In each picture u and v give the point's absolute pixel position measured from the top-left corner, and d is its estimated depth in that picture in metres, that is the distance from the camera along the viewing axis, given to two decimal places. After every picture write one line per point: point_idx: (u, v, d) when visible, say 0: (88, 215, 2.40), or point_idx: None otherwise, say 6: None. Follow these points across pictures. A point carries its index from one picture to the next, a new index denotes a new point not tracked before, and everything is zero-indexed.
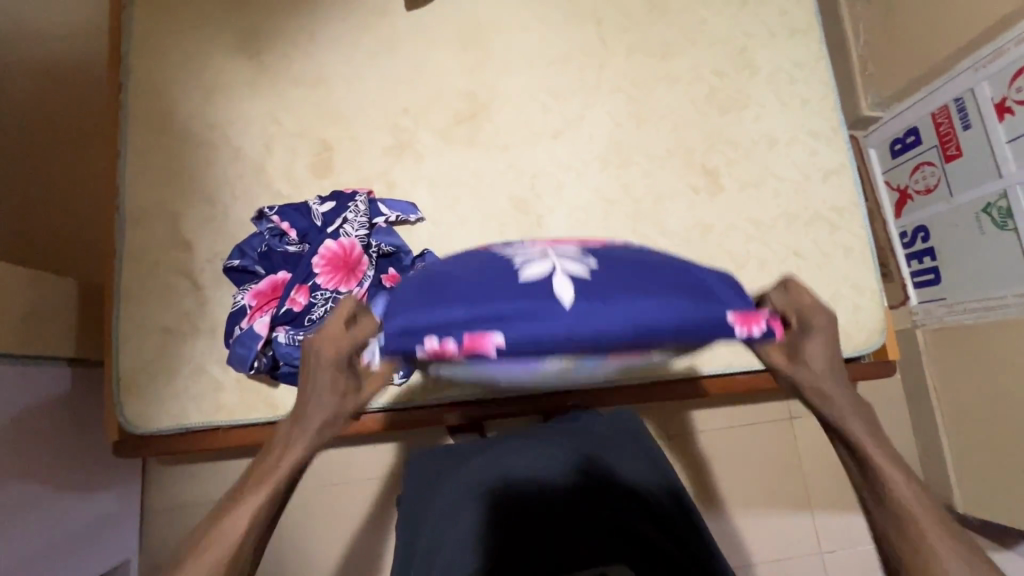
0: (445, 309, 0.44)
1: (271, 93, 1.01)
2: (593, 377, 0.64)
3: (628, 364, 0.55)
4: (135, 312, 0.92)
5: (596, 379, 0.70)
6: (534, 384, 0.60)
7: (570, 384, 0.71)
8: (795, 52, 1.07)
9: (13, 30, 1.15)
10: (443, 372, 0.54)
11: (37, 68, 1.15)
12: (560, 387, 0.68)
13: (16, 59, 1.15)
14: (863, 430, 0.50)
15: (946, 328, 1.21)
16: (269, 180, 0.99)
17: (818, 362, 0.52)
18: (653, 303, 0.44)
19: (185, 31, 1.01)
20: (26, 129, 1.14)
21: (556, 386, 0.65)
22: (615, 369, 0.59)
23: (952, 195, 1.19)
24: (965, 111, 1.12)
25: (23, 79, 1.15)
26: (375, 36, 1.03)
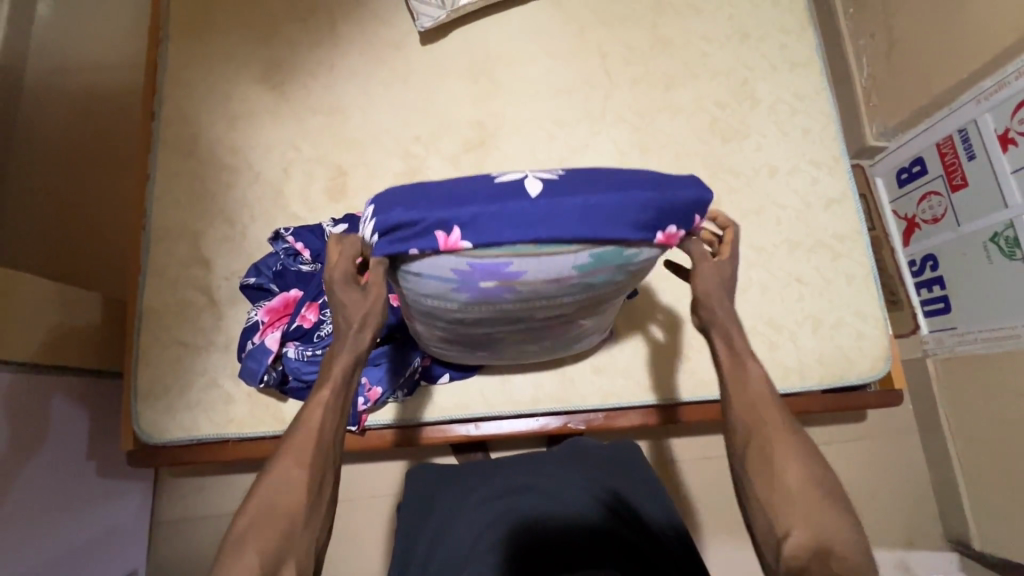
0: (414, 208, 0.45)
1: (292, 121, 1.07)
2: (579, 317, 0.63)
3: (604, 291, 0.55)
4: (155, 327, 0.97)
5: (584, 324, 0.68)
6: (512, 323, 0.60)
7: (558, 335, 0.69)
8: (796, 84, 1.09)
9: (62, 64, 1.25)
10: (421, 298, 0.55)
11: (81, 96, 1.24)
12: (544, 332, 0.66)
13: (60, 90, 1.24)
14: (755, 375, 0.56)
15: (958, 358, 1.19)
16: (287, 202, 1.04)
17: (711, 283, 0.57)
18: (615, 198, 0.44)
19: (214, 64, 1.08)
20: (65, 150, 1.21)
21: (537, 331, 0.64)
22: (597, 302, 0.59)
23: (959, 225, 1.18)
24: (970, 142, 1.13)
25: (65, 106, 1.23)
26: (391, 68, 1.09)
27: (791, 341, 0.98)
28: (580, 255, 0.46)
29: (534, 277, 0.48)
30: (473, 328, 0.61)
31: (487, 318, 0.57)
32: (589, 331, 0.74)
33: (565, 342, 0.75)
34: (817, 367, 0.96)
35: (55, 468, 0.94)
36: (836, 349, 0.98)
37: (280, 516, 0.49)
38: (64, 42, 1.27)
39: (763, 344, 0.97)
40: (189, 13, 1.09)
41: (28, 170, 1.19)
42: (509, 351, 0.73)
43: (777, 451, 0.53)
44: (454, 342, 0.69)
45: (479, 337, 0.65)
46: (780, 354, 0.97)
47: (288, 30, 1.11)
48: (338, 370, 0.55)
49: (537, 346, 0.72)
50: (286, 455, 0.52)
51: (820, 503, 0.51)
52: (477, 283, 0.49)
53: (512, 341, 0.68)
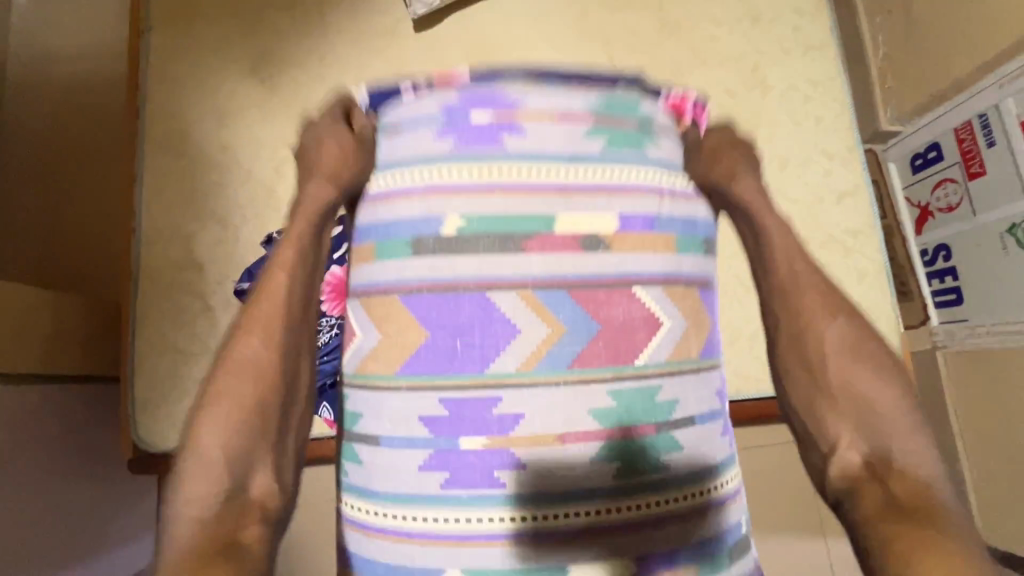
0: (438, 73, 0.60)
1: (282, 117, 1.03)
2: (626, 267, 0.52)
3: (638, 177, 0.54)
4: (151, 333, 0.95)
5: (647, 305, 0.52)
6: (518, 237, 0.51)
7: (609, 329, 0.51)
8: (810, 70, 1.04)
9: (43, 55, 1.20)
10: (405, 181, 0.53)
11: (64, 90, 1.20)
12: (569, 303, 0.51)
13: (41, 84, 1.19)
14: (804, 273, 0.54)
15: (969, 352, 1.17)
16: (280, 203, 1.01)
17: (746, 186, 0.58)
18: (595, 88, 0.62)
19: (200, 56, 1.03)
20: (52, 147, 1.18)
21: (557, 285, 0.51)
22: (649, 237, 0.53)
23: (976, 214, 1.14)
24: (989, 128, 1.09)
25: (50, 101, 1.19)
26: (385, 59, 1.04)
27: None
28: (586, 100, 0.55)
29: (537, 110, 0.54)
30: (457, 246, 0.51)
31: (482, 206, 0.51)
32: (672, 373, 0.53)
33: (641, 399, 0.51)
34: None
35: (57, 477, 0.94)
36: None
37: (244, 409, 0.48)
38: (42, 32, 1.21)
39: None
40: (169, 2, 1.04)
41: (13, 171, 1.16)
42: (515, 391, 0.50)
43: (809, 337, 0.52)
44: (425, 344, 0.50)
45: (465, 295, 0.51)
46: None
47: (275, 18, 1.05)
48: (298, 255, 0.54)
49: (566, 373, 0.50)
50: (251, 326, 0.51)
51: (875, 411, 0.49)
52: (478, 133, 0.53)
53: (523, 330, 0.50)
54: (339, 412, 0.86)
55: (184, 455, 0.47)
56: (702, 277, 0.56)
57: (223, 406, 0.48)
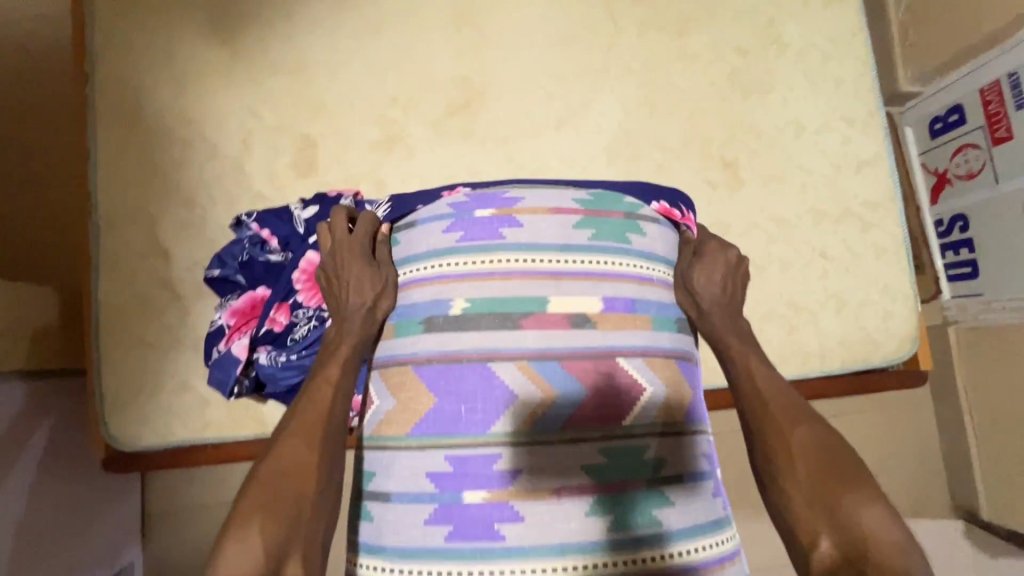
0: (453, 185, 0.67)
1: (249, 85, 0.93)
2: (613, 342, 0.55)
3: (622, 267, 0.57)
4: (115, 325, 0.87)
5: (631, 374, 0.55)
6: (515, 315, 0.54)
7: (598, 397, 0.53)
8: (831, 25, 0.95)
9: None
10: (415, 272, 0.57)
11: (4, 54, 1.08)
12: (562, 372, 0.54)
13: None
14: (752, 361, 0.58)
15: (982, 327, 1.12)
16: (250, 182, 0.92)
17: (714, 276, 0.62)
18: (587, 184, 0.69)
19: (152, 16, 0.92)
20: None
21: (549, 355, 0.54)
22: (630, 318, 0.56)
23: (998, 182, 1.07)
24: (1020, 89, 1.00)
25: None
26: (360, 16, 0.93)
27: (812, 323, 0.90)
28: (581, 194, 0.60)
29: (534, 206, 0.58)
30: (462, 325, 0.54)
31: (485, 288, 0.55)
32: (660, 431, 0.55)
33: (629, 459, 0.53)
34: (838, 352, 0.89)
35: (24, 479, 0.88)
36: (860, 330, 0.90)
37: (288, 499, 0.48)
38: None
39: (782, 328, 0.89)
40: None
41: None
42: (517, 447, 0.52)
43: (778, 436, 0.53)
44: (431, 410, 0.53)
45: (468, 363, 0.53)
46: (800, 338, 0.89)
47: None
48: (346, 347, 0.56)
49: (561, 434, 0.53)
50: (296, 431, 0.51)
51: (836, 488, 0.49)
52: (483, 230, 0.57)
53: (520, 396, 0.53)
54: None
55: (219, 545, 0.44)
56: (680, 350, 0.59)
57: (268, 494, 0.47)
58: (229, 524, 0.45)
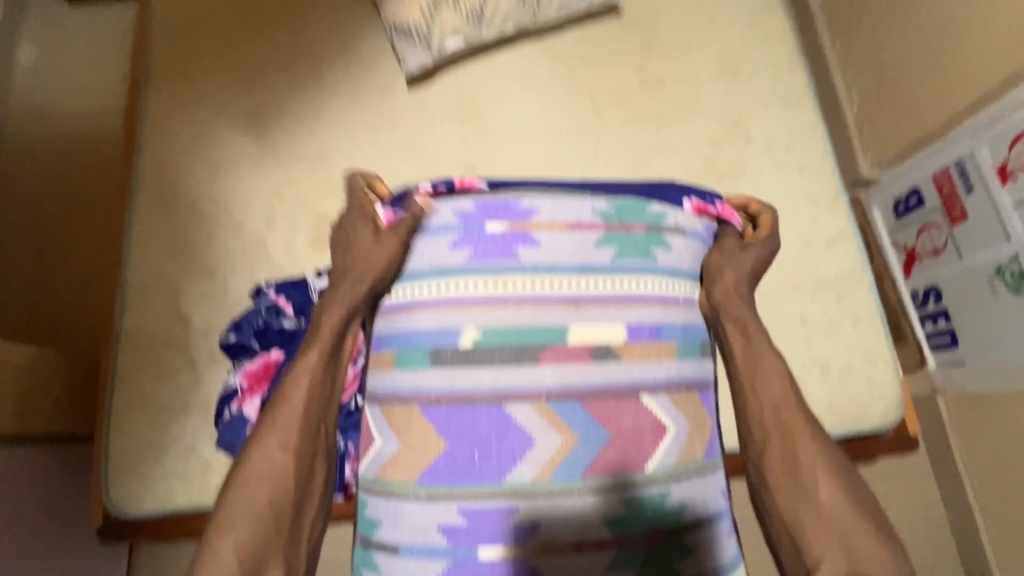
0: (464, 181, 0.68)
1: (276, 171, 1.04)
2: (634, 375, 0.59)
3: (643, 289, 0.61)
4: (128, 389, 0.91)
5: (654, 412, 0.59)
6: (532, 348, 0.58)
7: (620, 440, 0.57)
8: (791, 121, 1.08)
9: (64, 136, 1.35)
10: (423, 292, 0.60)
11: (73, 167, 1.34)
12: (582, 411, 0.58)
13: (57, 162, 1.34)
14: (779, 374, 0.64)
15: (969, 396, 1.16)
16: (269, 255, 1.00)
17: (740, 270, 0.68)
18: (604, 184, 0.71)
19: (196, 114, 1.05)
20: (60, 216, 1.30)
21: (571, 397, 0.58)
22: (654, 346, 0.60)
23: (962, 257, 1.16)
24: (967, 175, 1.12)
25: (60, 177, 1.33)
26: (378, 114, 1.06)
27: (799, 388, 0.94)
28: (596, 203, 0.63)
29: (549, 222, 0.62)
30: (473, 359, 0.58)
31: (500, 321, 0.58)
32: (678, 478, 0.59)
33: (651, 504, 0.57)
34: (827, 417, 0.93)
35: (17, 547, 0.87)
36: (846, 395, 0.94)
37: (263, 493, 0.56)
38: (67, 119, 1.37)
39: None
40: (170, 64, 1.07)
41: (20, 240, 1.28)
42: (529, 502, 0.56)
43: (800, 456, 0.61)
44: (442, 454, 0.56)
45: (482, 406, 0.57)
46: None
47: (272, 77, 1.08)
48: (326, 342, 0.61)
49: (579, 481, 0.56)
50: (272, 431, 0.58)
51: (843, 510, 0.58)
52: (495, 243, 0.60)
53: (538, 441, 0.57)
54: None
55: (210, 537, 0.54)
56: (700, 378, 0.63)
57: (248, 483, 0.56)
58: (220, 514, 0.55)
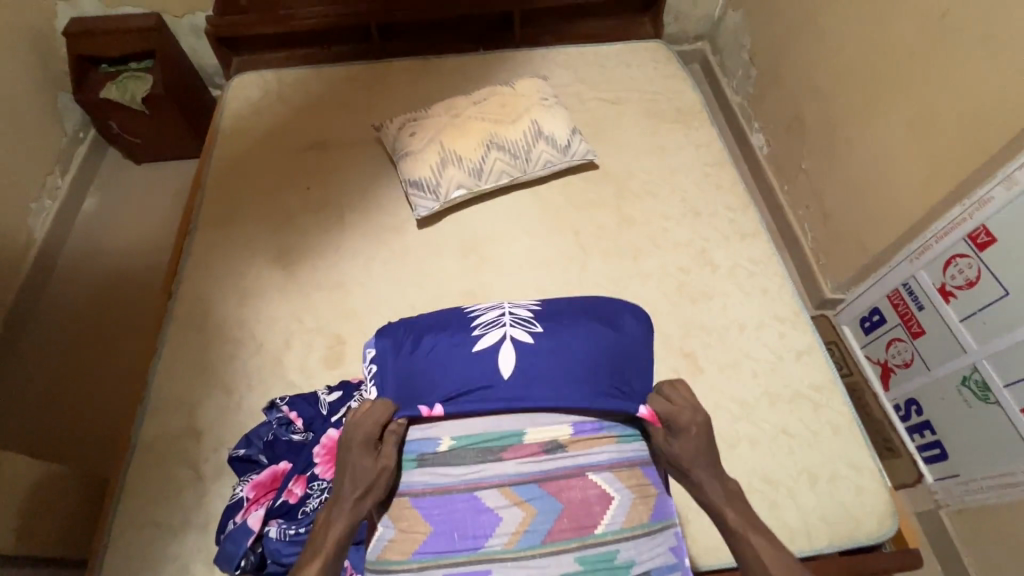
0: (441, 370, 0.72)
1: (297, 298, 1.17)
2: (581, 459, 0.67)
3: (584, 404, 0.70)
4: (135, 506, 0.94)
5: (600, 484, 0.66)
6: (495, 448, 0.67)
7: (571, 509, 0.64)
8: (748, 251, 1.24)
9: (120, 274, 1.55)
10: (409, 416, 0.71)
11: (115, 304, 1.51)
12: (538, 489, 0.65)
13: (106, 298, 1.52)
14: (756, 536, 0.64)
15: (972, 510, 1.18)
16: (285, 371, 1.08)
17: (686, 451, 0.67)
18: (578, 355, 0.71)
19: (233, 251, 1.22)
20: (96, 348, 1.45)
21: (526, 479, 0.65)
22: (595, 436, 0.69)
23: (930, 368, 1.24)
24: (915, 294, 1.24)
25: (100, 311, 1.49)
26: (390, 249, 1.23)
27: (790, 499, 0.96)
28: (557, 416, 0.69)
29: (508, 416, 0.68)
30: (447, 458, 0.67)
31: (468, 429, 0.68)
32: (629, 536, 0.65)
33: (604, 563, 0.63)
34: (823, 529, 0.94)
35: None
36: (838, 506, 0.96)
37: None
38: (122, 262, 1.57)
39: (763, 503, 0.95)
40: (217, 213, 1.28)
41: (58, 371, 1.41)
42: (498, 566, 0.62)
43: None
44: (428, 537, 0.63)
45: (455, 493, 0.65)
46: (782, 514, 0.94)
47: (303, 219, 1.27)
48: (328, 546, 0.61)
49: (541, 547, 0.62)
50: None
51: None
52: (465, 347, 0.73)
53: (504, 516, 0.64)
54: None
55: None
56: (642, 454, 0.71)
57: None
58: None
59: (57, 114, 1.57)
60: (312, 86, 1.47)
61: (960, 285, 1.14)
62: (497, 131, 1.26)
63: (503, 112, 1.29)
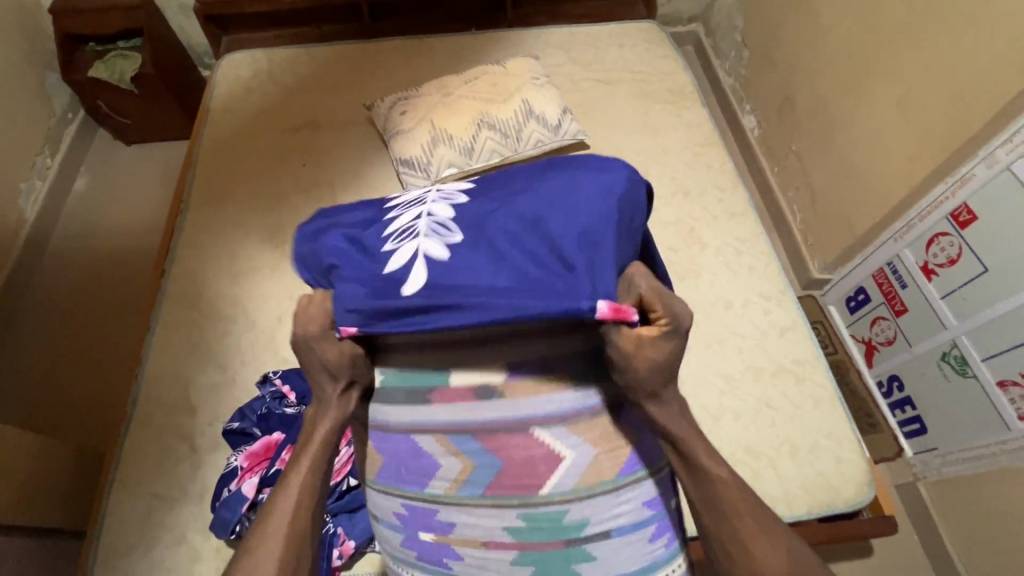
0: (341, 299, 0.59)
1: (290, 276, 1.18)
2: (522, 409, 0.56)
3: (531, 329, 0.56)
4: (132, 478, 0.96)
5: (548, 442, 0.56)
6: (425, 390, 0.59)
7: (511, 463, 0.56)
8: (736, 230, 1.26)
9: (112, 254, 1.56)
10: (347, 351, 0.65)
11: (111, 284, 1.51)
12: (476, 442, 0.56)
13: (98, 278, 1.52)
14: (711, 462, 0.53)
15: (949, 481, 1.21)
16: (278, 348, 1.10)
17: (656, 360, 0.51)
18: (498, 259, 0.55)
19: (225, 230, 1.23)
20: (89, 327, 1.45)
21: (463, 429, 0.57)
22: (544, 377, 0.57)
23: (912, 345, 1.26)
24: (899, 273, 1.26)
25: (93, 291, 1.50)
26: None
27: (771, 469, 0.99)
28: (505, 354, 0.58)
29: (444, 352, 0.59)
30: (383, 396, 0.61)
31: (398, 364, 0.61)
32: (581, 497, 0.56)
33: (549, 521, 0.56)
34: (802, 496, 0.97)
35: None
36: (818, 475, 0.99)
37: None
38: (114, 243, 1.57)
39: (745, 473, 0.98)
40: (208, 193, 1.28)
41: (49, 351, 1.41)
42: (446, 508, 0.58)
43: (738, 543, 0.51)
44: (381, 465, 0.62)
45: (396, 433, 0.60)
46: (763, 483, 0.97)
47: (294, 198, 1.28)
48: (314, 442, 0.58)
49: (481, 499, 0.56)
50: (252, 545, 0.54)
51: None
52: (373, 266, 0.59)
53: (442, 463, 0.57)
54: None
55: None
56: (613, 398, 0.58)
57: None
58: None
59: (45, 94, 1.56)
60: (302, 65, 1.47)
61: (942, 263, 1.16)
62: (488, 110, 1.27)
63: (493, 91, 1.29)
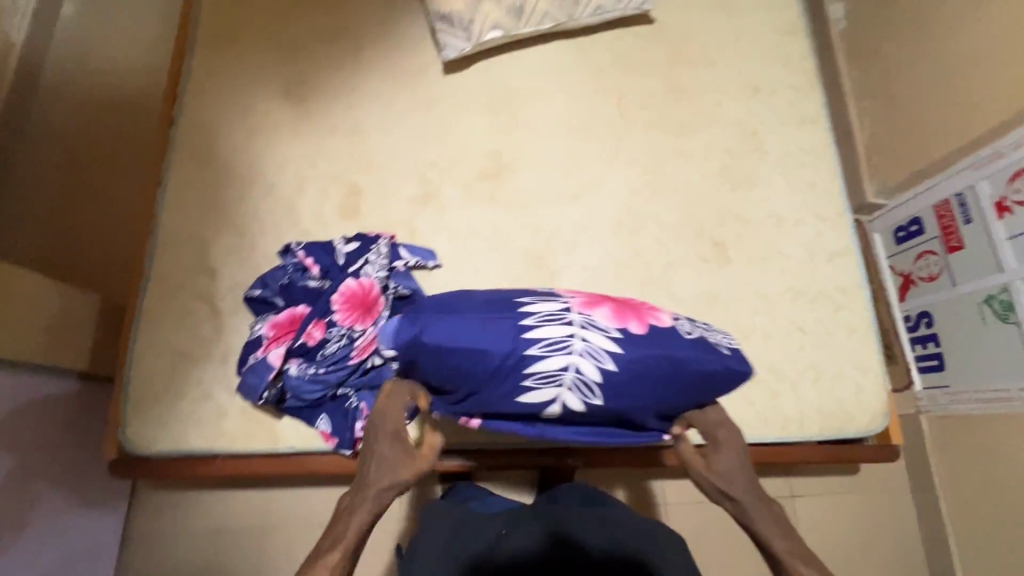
0: (473, 402, 0.65)
1: (311, 140, 1.07)
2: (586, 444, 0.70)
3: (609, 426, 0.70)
4: (153, 332, 0.96)
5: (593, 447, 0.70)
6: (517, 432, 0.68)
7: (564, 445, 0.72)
8: (804, 139, 1.13)
9: (114, 95, 1.43)
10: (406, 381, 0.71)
11: (117, 130, 1.41)
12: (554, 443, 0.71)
13: (101, 122, 1.41)
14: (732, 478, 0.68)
15: (952, 418, 1.23)
16: (298, 218, 1.03)
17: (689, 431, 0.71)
18: (628, 403, 0.63)
19: (238, 80, 1.10)
20: (95, 174, 1.37)
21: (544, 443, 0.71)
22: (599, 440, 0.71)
23: (955, 284, 1.21)
24: (966, 207, 1.16)
25: (97, 135, 1.40)
26: (412, 96, 1.10)
27: (791, 391, 0.99)
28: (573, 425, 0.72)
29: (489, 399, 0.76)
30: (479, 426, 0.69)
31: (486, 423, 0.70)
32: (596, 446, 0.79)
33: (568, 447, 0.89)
34: (816, 419, 0.98)
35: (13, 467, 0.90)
36: (836, 401, 0.99)
37: None
38: (117, 84, 1.44)
39: (765, 393, 0.98)
40: (217, 33, 1.12)
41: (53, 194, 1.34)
42: None
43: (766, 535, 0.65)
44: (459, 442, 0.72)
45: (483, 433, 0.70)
46: (780, 403, 0.98)
47: (315, 49, 1.12)
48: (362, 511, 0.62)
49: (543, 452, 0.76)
50: None
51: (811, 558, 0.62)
52: (503, 399, 0.63)
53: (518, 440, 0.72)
54: (336, 425, 0.91)
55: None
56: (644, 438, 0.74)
57: None
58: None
59: None
60: None
61: (1021, 201, 1.06)
62: None
63: None
